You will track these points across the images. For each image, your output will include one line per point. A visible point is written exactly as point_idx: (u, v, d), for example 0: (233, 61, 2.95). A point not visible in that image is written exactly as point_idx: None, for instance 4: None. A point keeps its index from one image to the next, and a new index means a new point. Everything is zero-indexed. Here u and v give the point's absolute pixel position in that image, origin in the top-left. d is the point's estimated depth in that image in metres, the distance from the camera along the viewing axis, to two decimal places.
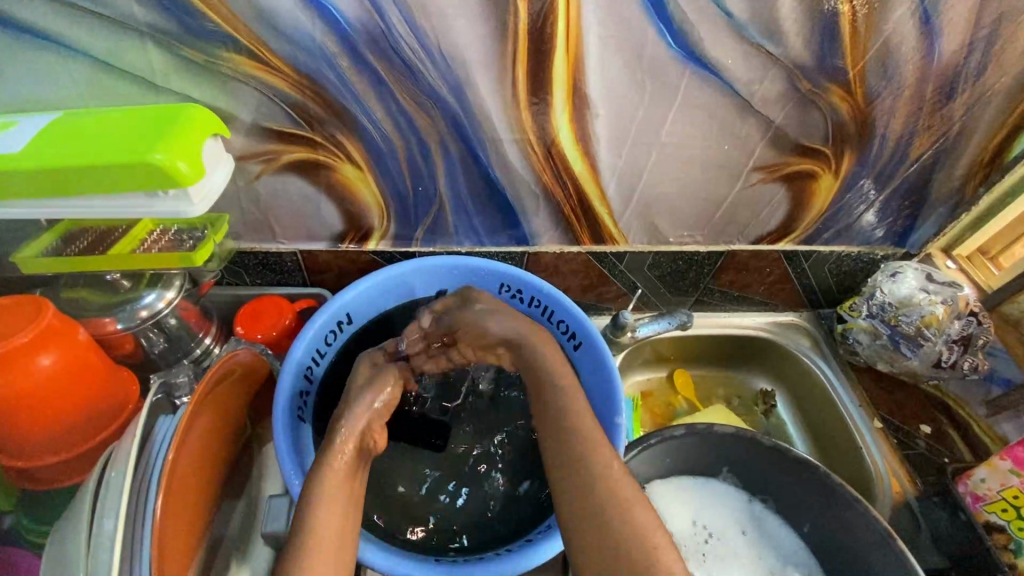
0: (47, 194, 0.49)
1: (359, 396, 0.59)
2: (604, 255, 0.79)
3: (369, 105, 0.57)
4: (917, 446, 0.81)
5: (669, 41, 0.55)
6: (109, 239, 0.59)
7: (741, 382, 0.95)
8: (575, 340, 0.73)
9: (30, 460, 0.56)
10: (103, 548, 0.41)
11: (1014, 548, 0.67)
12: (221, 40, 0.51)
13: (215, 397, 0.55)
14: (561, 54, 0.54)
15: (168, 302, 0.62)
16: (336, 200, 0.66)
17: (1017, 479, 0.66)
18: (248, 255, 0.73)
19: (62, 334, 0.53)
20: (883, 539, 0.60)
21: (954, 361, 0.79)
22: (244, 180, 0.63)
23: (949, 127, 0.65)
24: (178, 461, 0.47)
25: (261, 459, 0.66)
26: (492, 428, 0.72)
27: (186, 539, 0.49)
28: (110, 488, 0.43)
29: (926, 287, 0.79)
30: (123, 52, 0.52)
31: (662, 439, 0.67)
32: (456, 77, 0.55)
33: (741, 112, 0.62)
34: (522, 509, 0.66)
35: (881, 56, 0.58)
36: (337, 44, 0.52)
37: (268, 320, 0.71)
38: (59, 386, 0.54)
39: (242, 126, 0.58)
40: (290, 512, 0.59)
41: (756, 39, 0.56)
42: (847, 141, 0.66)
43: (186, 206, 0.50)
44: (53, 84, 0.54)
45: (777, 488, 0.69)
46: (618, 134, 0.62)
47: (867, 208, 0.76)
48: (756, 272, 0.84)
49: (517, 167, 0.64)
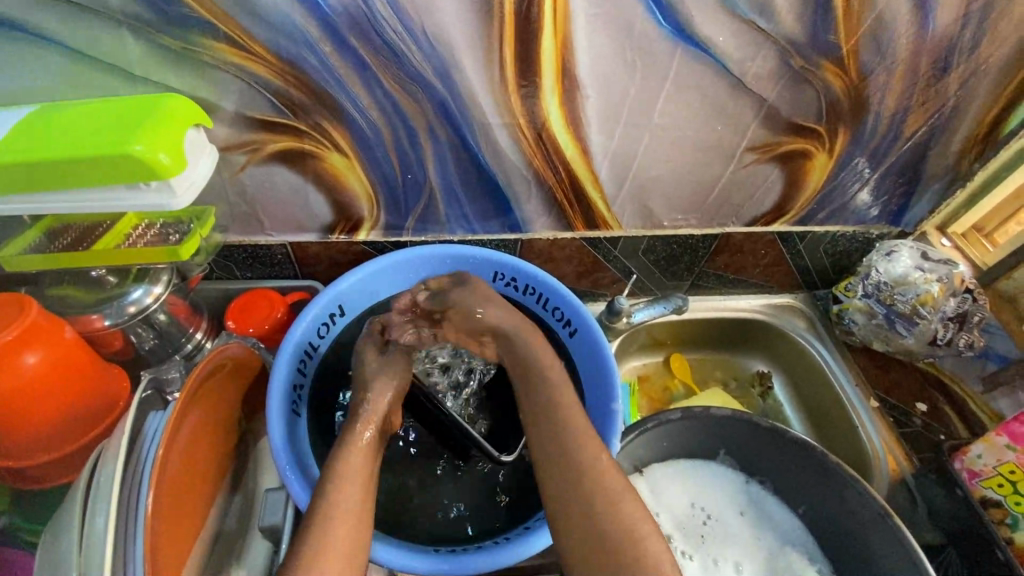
0: (26, 190, 0.48)
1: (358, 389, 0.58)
2: (598, 240, 0.78)
3: (354, 90, 0.55)
4: (913, 423, 0.81)
5: (659, 18, 0.53)
6: (93, 235, 0.57)
7: (738, 364, 0.95)
8: (570, 327, 0.73)
9: (21, 460, 0.55)
10: (95, 548, 0.40)
11: (1011, 523, 0.67)
12: (199, 27, 0.50)
13: (204, 392, 0.54)
14: (549, 34, 0.53)
15: (156, 297, 0.61)
16: (325, 189, 0.65)
17: (1015, 453, 0.66)
18: (236, 248, 0.72)
19: (47, 332, 0.53)
20: (880, 516, 0.61)
21: (950, 338, 0.79)
22: (229, 171, 0.62)
23: (944, 102, 0.64)
24: (168, 457, 0.47)
25: (257, 453, 0.66)
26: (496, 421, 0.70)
27: (180, 536, 0.48)
28: (100, 485, 0.42)
29: (921, 265, 0.79)
30: (98, 41, 0.50)
31: (658, 423, 0.67)
32: (442, 61, 0.54)
33: (733, 91, 0.61)
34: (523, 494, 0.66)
35: (874, 30, 0.57)
36: (318, 28, 0.51)
37: (259, 313, 0.71)
38: (44, 385, 0.53)
39: (226, 116, 0.57)
40: (287, 506, 0.60)
41: (748, 16, 0.55)
42: (841, 119, 0.65)
43: (169, 198, 0.49)
44: (27, 76, 0.53)
45: (774, 469, 0.69)
46: (611, 114, 0.61)
47: (862, 187, 0.75)
48: (751, 253, 0.84)
49: (508, 152, 0.63)
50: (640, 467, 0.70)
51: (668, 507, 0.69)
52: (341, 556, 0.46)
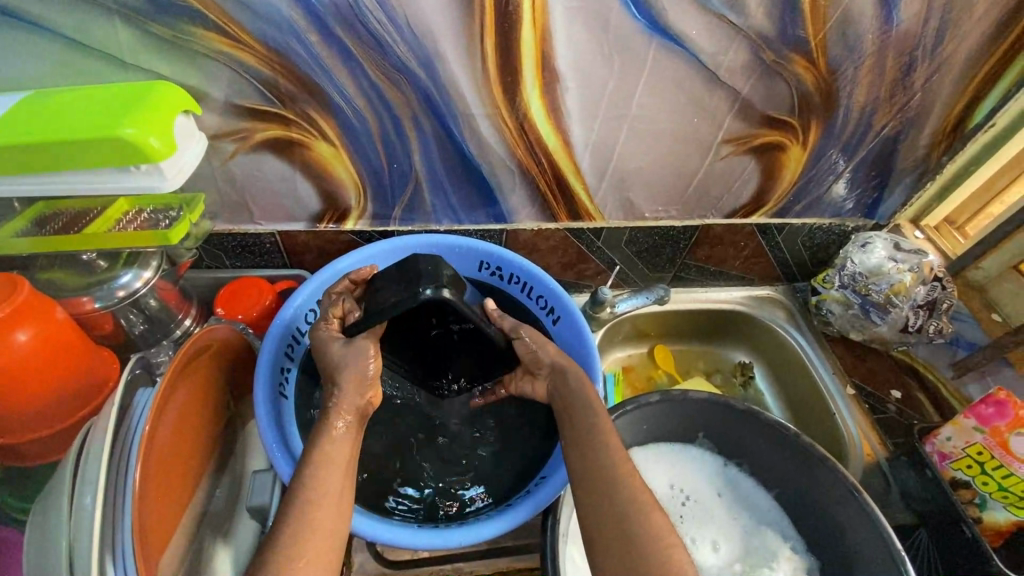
0: (21, 172, 0.49)
1: (353, 358, 0.57)
2: (581, 231, 0.80)
3: (338, 77, 0.57)
4: (888, 410, 0.83)
5: (634, 11, 0.56)
6: (84, 220, 0.59)
7: (720, 355, 0.97)
8: (553, 315, 0.75)
9: (13, 436, 0.57)
10: (83, 518, 0.41)
11: (979, 503, 0.69)
12: (189, 17, 0.51)
13: (191, 374, 0.55)
14: (528, 27, 0.55)
15: (145, 281, 0.62)
16: (313, 178, 0.67)
17: (981, 436, 0.66)
18: (225, 237, 0.73)
19: (39, 311, 0.54)
20: (850, 493, 0.63)
21: (921, 325, 0.82)
22: (219, 159, 0.63)
23: (911, 96, 0.67)
24: (156, 432, 0.48)
25: (245, 436, 0.68)
26: (489, 416, 0.71)
27: (168, 510, 0.49)
28: (90, 459, 0.43)
29: (894, 256, 0.82)
30: (91, 29, 0.52)
31: (638, 406, 0.68)
32: (426, 52, 0.56)
33: (707, 84, 0.63)
34: (527, 435, 0.70)
35: (841, 25, 0.60)
36: (305, 18, 0.52)
37: (247, 300, 0.72)
38: (34, 362, 0.54)
39: (216, 104, 0.58)
40: (274, 487, 0.61)
41: (719, 11, 0.57)
42: (812, 112, 0.67)
43: (159, 181, 0.51)
44: (23, 64, 0.54)
45: (751, 452, 0.72)
46: (590, 105, 0.63)
47: (836, 179, 0.77)
48: (731, 246, 0.86)
49: (491, 142, 0.65)
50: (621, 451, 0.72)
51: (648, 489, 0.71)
52: (322, 529, 0.47)
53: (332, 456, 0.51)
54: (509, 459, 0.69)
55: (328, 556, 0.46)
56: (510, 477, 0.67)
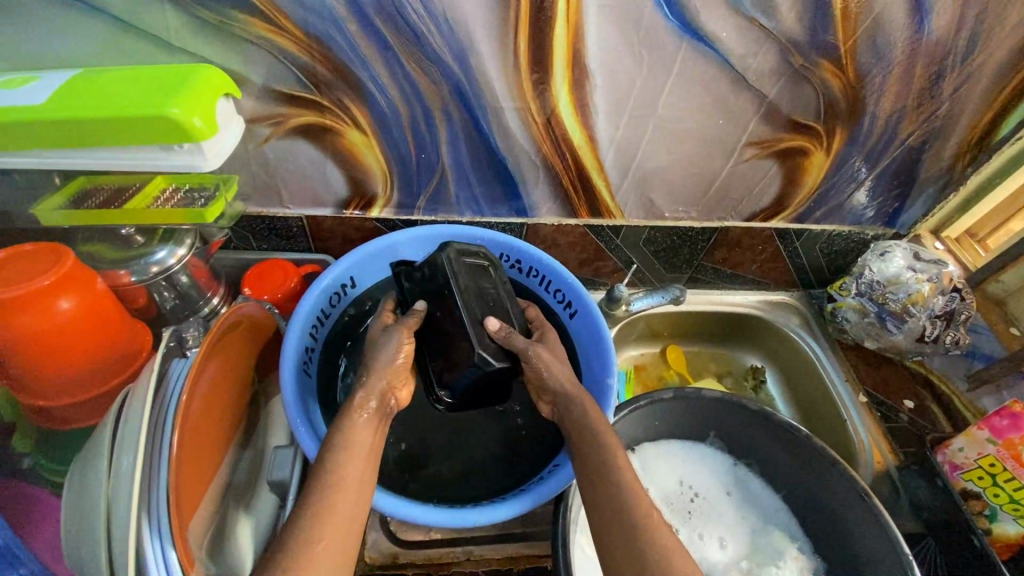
0: (72, 146, 0.51)
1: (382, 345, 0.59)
2: (601, 228, 0.81)
3: (374, 67, 0.58)
4: (900, 419, 0.83)
5: (666, 12, 0.56)
6: (124, 196, 0.61)
7: (732, 358, 0.98)
8: (570, 308, 0.75)
9: (52, 400, 0.59)
10: (122, 477, 0.43)
11: (989, 515, 0.69)
12: (236, 3, 0.53)
13: (222, 348, 0.57)
14: (561, 26, 0.56)
15: (179, 258, 0.64)
16: (343, 166, 0.68)
17: (995, 447, 0.66)
18: (255, 219, 0.75)
19: (81, 280, 0.56)
20: (860, 497, 0.63)
21: (937, 336, 0.82)
22: (253, 143, 0.65)
23: (937, 107, 0.67)
24: (190, 400, 0.50)
25: (268, 412, 0.70)
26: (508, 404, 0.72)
27: (198, 476, 0.51)
28: (130, 421, 0.46)
29: (913, 265, 0.81)
30: (141, 12, 0.54)
31: (651, 402, 0.69)
32: (461, 45, 0.57)
33: (735, 86, 0.64)
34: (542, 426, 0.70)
35: (872, 31, 0.60)
36: (346, 7, 0.54)
37: (273, 281, 0.74)
38: (76, 328, 0.56)
39: (254, 89, 0.60)
40: (295, 461, 0.63)
41: (751, 14, 0.57)
42: (838, 118, 0.68)
43: (200, 160, 0.52)
44: (74, 44, 0.56)
45: (762, 453, 0.72)
46: (617, 103, 0.64)
47: (857, 187, 0.78)
48: (749, 249, 0.87)
49: (518, 136, 0.66)
50: (632, 445, 0.73)
51: (657, 483, 0.72)
52: (344, 504, 0.49)
53: (353, 435, 0.53)
54: (521, 448, 0.69)
55: (348, 528, 0.48)
56: (522, 465, 0.68)
